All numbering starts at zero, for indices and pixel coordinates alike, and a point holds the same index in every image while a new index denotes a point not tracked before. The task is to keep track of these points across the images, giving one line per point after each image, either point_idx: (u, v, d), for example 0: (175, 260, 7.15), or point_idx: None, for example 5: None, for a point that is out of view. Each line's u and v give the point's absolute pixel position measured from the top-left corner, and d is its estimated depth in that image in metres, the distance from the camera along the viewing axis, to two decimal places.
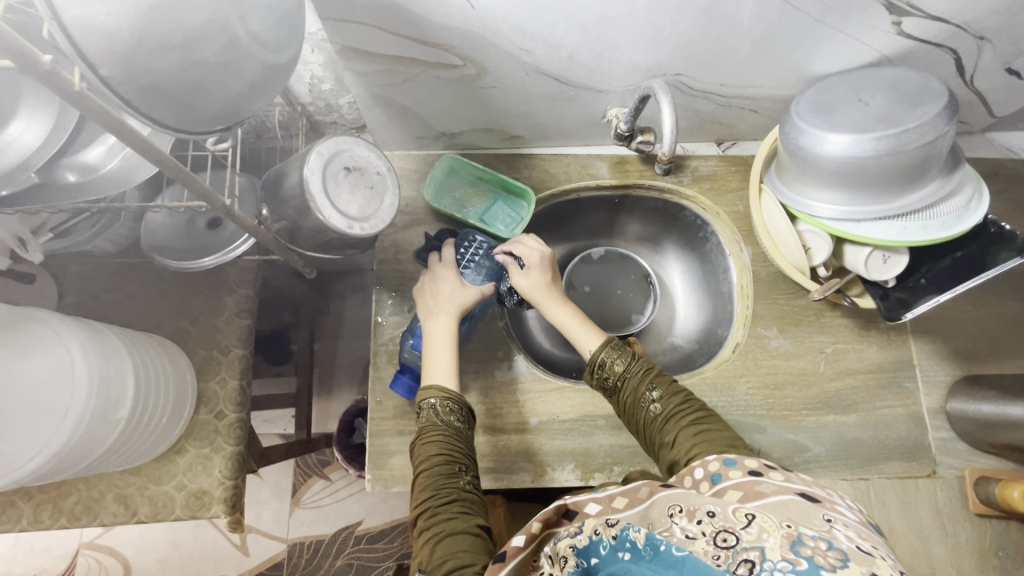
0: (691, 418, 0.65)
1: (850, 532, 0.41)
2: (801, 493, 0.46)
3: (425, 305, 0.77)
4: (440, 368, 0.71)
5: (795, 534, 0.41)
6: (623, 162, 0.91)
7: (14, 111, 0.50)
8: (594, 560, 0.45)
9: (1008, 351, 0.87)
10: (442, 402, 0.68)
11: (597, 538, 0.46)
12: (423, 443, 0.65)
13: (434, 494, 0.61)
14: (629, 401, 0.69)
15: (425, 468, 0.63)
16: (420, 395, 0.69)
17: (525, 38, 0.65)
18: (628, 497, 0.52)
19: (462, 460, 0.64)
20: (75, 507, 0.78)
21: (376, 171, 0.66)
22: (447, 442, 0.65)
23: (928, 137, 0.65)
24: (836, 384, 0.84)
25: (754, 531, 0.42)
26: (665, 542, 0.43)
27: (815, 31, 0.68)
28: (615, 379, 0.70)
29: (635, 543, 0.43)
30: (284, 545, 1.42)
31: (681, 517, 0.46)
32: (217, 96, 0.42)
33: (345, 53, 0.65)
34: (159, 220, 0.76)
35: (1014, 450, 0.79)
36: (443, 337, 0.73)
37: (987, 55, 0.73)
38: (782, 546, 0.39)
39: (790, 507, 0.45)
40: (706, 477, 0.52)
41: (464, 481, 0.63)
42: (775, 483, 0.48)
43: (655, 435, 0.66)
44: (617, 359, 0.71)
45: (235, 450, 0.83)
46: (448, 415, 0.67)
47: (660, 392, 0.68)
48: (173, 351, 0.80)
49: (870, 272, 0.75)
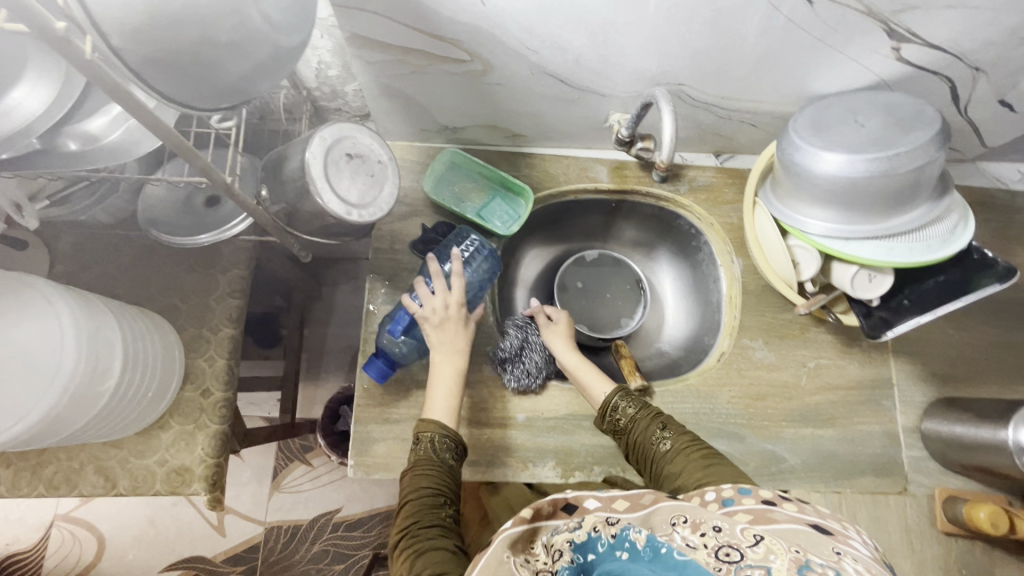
0: (700, 451, 0.67)
1: (859, 566, 0.42)
2: (812, 525, 0.48)
3: (432, 334, 0.75)
4: (438, 404, 0.72)
5: (803, 559, 0.42)
6: (622, 167, 0.92)
7: (19, 75, 0.50)
8: (591, 556, 0.47)
9: (983, 376, 0.89)
10: (439, 437, 0.69)
11: (596, 535, 0.49)
12: (413, 475, 0.66)
13: (416, 519, 0.62)
14: (641, 440, 0.72)
15: (412, 497, 0.64)
16: (419, 427, 0.70)
17: (532, 39, 0.66)
18: (630, 501, 0.53)
19: (450, 494, 0.66)
20: (54, 476, 0.79)
21: (377, 160, 0.66)
22: (438, 477, 0.66)
23: (919, 161, 0.67)
24: (817, 399, 0.86)
25: (760, 551, 0.43)
26: (666, 546, 0.45)
27: (817, 50, 0.69)
28: (626, 422, 0.74)
29: (634, 545, 0.46)
30: (261, 528, 1.42)
31: (684, 527, 0.48)
32: (227, 75, 0.43)
33: (354, 41, 0.65)
34: (157, 194, 0.76)
35: (984, 472, 0.81)
36: (449, 375, 0.74)
37: (981, 85, 0.75)
38: (789, 568, 0.40)
39: (800, 537, 0.46)
40: (716, 499, 0.54)
41: (448, 513, 0.64)
42: (787, 513, 0.49)
43: (662, 468, 0.68)
44: (629, 404, 0.74)
45: (219, 429, 0.83)
46: (444, 452, 0.68)
47: (671, 432, 0.71)
48: (163, 327, 0.80)
49: (856, 289, 0.76)
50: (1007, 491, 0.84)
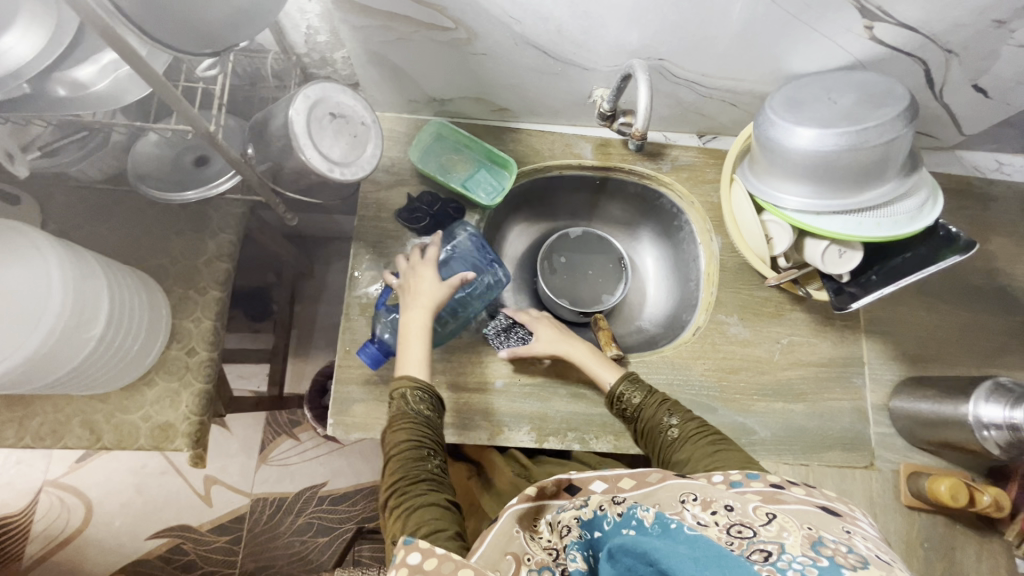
0: (708, 438, 0.70)
1: (869, 544, 0.46)
2: (822, 508, 0.51)
3: (404, 296, 0.78)
4: (414, 358, 0.73)
5: (816, 536, 0.45)
6: (607, 145, 0.94)
7: (12, 20, 0.52)
8: (598, 533, 0.51)
9: (952, 358, 0.91)
10: (412, 391, 0.71)
11: (602, 513, 0.53)
12: (393, 432, 0.68)
13: (402, 476, 0.64)
14: (649, 428, 0.75)
15: (394, 453, 0.66)
16: (392, 385, 0.72)
17: (515, 7, 0.68)
18: (637, 479, 0.57)
19: (430, 444, 0.68)
20: (41, 428, 0.80)
21: (360, 121, 0.68)
22: (416, 429, 0.68)
23: (887, 137, 0.69)
24: (788, 374, 0.88)
25: (773, 529, 0.47)
26: (676, 522, 0.48)
27: (793, 27, 0.71)
28: (632, 410, 0.77)
29: (642, 522, 0.49)
30: (247, 499, 1.44)
31: (694, 505, 0.52)
32: (208, 17, 0.46)
33: (341, 4, 0.67)
34: (145, 150, 0.77)
35: (949, 448, 0.83)
36: (418, 331, 0.75)
37: (954, 68, 0.77)
38: (803, 545, 0.44)
39: (811, 516, 0.49)
40: (725, 481, 0.56)
41: (433, 464, 0.66)
42: (796, 495, 0.52)
43: (671, 454, 0.71)
44: (635, 392, 0.77)
45: (204, 387, 0.85)
46: (418, 404, 0.70)
47: (676, 419, 0.73)
48: (149, 284, 0.82)
49: (826, 264, 0.78)
50: (971, 469, 0.86)
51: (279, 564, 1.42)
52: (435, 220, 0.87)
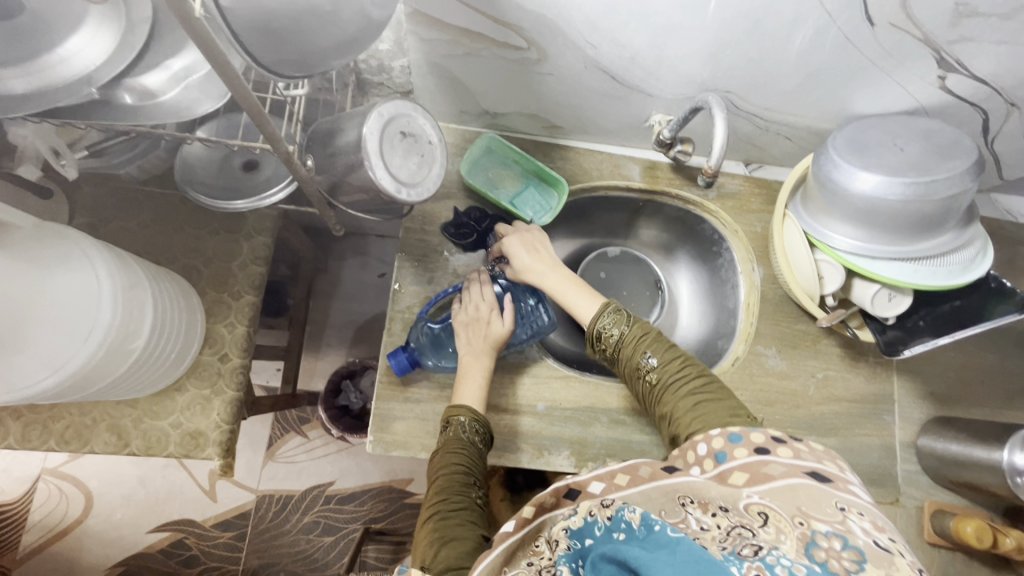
0: (686, 387, 0.69)
1: (864, 523, 0.45)
2: (810, 475, 0.51)
3: (465, 339, 0.79)
4: (472, 391, 0.76)
5: (809, 534, 0.43)
6: (654, 167, 0.93)
7: (81, 22, 0.49)
8: (588, 542, 0.47)
9: (976, 399, 0.93)
10: (470, 420, 0.73)
11: (592, 520, 0.49)
12: (444, 453, 0.70)
13: (446, 498, 0.66)
14: (628, 372, 0.74)
15: (443, 474, 0.68)
16: (449, 410, 0.74)
17: (594, 32, 0.66)
18: (629, 474, 0.55)
19: (476, 475, 0.70)
20: (66, 431, 0.78)
21: (428, 141, 0.66)
22: (464, 456, 0.70)
23: (953, 189, 0.70)
24: (822, 408, 0.88)
25: (771, 530, 0.45)
26: (660, 523, 0.43)
27: (866, 72, 0.71)
28: (612, 349, 0.76)
29: (630, 525, 0.45)
30: (253, 495, 1.42)
31: (695, 508, 0.49)
32: (318, 42, 0.45)
33: (414, 16, 0.65)
34: (195, 152, 0.75)
35: (972, 489, 0.85)
36: (478, 370, 0.77)
37: (1013, 120, 0.78)
38: (797, 549, 0.42)
39: (802, 496, 0.49)
40: (709, 454, 0.58)
41: (475, 495, 0.68)
42: (783, 464, 0.53)
43: (654, 403, 0.72)
44: (613, 328, 0.75)
45: (236, 395, 0.82)
46: (473, 435, 0.73)
47: (656, 360, 0.72)
48: (187, 289, 0.79)
49: (875, 307, 0.79)
50: (988, 508, 0.88)
51: (284, 562, 1.41)
52: (482, 237, 0.86)
